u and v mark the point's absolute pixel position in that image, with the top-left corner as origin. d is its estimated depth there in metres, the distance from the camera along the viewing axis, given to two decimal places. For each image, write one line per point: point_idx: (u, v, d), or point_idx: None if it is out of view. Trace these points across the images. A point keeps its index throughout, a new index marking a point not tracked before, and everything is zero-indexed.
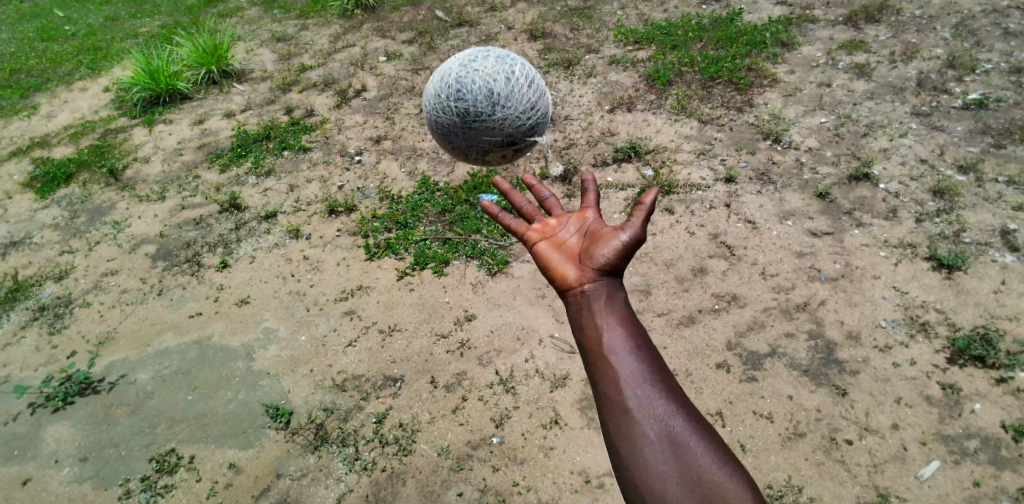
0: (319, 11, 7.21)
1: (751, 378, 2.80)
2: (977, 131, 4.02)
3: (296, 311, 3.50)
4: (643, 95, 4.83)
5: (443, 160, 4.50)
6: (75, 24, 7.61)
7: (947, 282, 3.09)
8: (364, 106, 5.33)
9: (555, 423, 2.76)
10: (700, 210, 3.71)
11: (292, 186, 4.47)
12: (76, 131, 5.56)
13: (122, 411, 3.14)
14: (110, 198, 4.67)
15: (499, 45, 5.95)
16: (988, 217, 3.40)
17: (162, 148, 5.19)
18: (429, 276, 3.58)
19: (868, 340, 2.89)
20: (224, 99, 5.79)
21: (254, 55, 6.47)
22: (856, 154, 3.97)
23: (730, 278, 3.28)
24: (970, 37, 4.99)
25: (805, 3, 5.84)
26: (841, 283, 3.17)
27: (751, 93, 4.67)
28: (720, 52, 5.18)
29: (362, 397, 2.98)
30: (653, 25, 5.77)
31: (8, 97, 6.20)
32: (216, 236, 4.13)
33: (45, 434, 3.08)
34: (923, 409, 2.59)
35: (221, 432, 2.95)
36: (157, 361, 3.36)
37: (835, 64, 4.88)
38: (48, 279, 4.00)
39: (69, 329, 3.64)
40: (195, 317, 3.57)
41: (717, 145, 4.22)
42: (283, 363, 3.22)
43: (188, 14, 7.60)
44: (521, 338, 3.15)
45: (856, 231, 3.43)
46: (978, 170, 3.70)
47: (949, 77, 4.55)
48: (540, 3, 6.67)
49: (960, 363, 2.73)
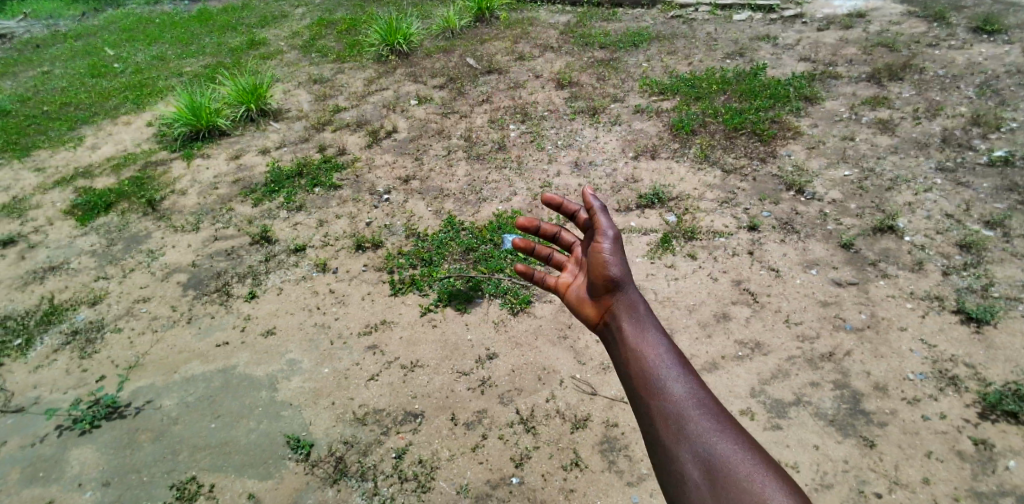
0: (355, 57, 7.54)
1: (776, 427, 2.77)
2: (1004, 188, 4.03)
3: (320, 343, 3.56)
4: (667, 144, 4.93)
5: (469, 201, 4.61)
6: (123, 63, 8.04)
7: (976, 336, 3.05)
8: (394, 147, 5.51)
9: (576, 465, 2.73)
10: (723, 257, 3.74)
11: (321, 221, 4.60)
12: (118, 163, 5.81)
13: (146, 436, 3.18)
14: (146, 227, 4.85)
15: (527, 93, 6.15)
16: (1017, 272, 3.38)
17: (198, 181, 5.39)
18: (452, 313, 3.63)
19: (896, 391, 2.85)
20: (260, 137, 6.03)
21: (290, 96, 6.75)
22: (880, 206, 3.98)
23: (753, 325, 3.27)
24: (994, 96, 5.04)
25: (827, 60, 5.97)
26: (867, 334, 3.14)
27: (774, 144, 4.74)
28: (743, 104, 5.30)
29: (382, 431, 3.00)
30: (677, 78, 5.93)
31: (56, 129, 6.53)
32: (246, 267, 4.25)
33: (70, 456, 3.13)
34: (955, 465, 2.53)
35: (242, 462, 2.97)
36: (183, 388, 3.42)
37: (858, 118, 4.96)
38: (82, 303, 4.13)
39: (100, 353, 3.73)
40: (222, 345, 3.64)
41: (740, 194, 4.27)
42: (306, 394, 3.26)
43: (230, 56, 7.99)
44: (542, 378, 3.16)
45: (881, 282, 3.42)
46: (1005, 226, 3.69)
47: (973, 134, 4.59)
48: (567, 53, 6.91)
49: (991, 418, 2.68)
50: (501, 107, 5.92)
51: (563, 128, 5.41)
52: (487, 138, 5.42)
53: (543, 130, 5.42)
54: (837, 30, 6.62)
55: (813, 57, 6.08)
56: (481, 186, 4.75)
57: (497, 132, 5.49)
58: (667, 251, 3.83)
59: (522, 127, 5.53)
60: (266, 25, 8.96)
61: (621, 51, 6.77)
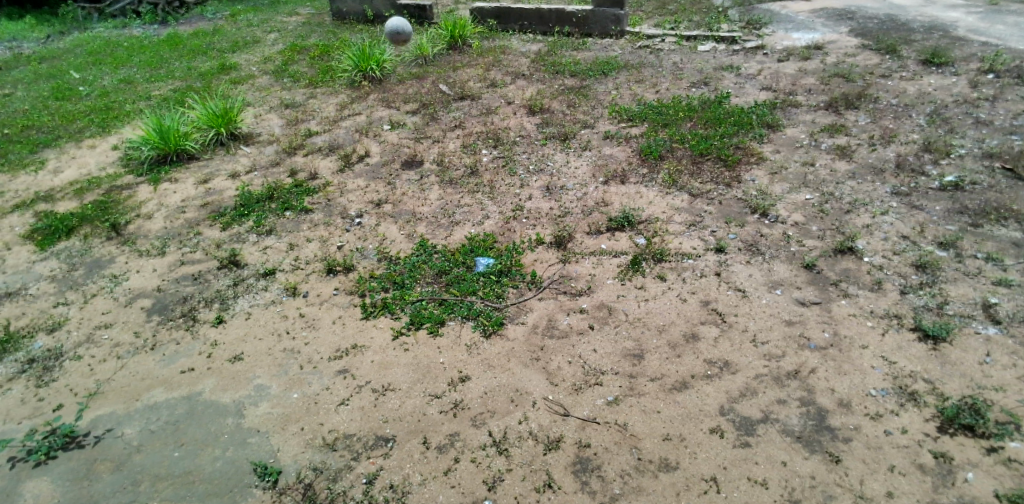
0: (327, 82, 7.56)
1: (745, 444, 2.82)
2: (955, 211, 4.22)
3: (289, 368, 3.49)
4: (636, 168, 5.05)
5: (442, 224, 4.62)
6: (89, 86, 7.91)
7: (933, 352, 3.16)
8: (366, 171, 5.51)
9: (549, 486, 2.72)
10: (691, 278, 3.82)
11: (292, 245, 4.55)
12: (82, 187, 5.67)
13: (106, 467, 3.06)
14: (109, 251, 4.73)
15: (499, 118, 6.24)
16: (969, 291, 3.53)
17: (165, 204, 5.29)
18: (424, 336, 3.61)
19: (859, 407, 2.92)
20: (230, 160, 5.97)
21: (262, 121, 6.72)
22: (840, 228, 4.13)
23: (721, 344, 3.34)
24: (943, 124, 5.31)
25: (787, 90, 6.22)
26: (830, 352, 3.22)
27: (738, 169, 4.90)
28: (709, 131, 5.47)
29: (352, 457, 2.94)
30: (645, 105, 6.10)
31: (17, 152, 6.36)
32: (213, 291, 4.16)
33: (23, 490, 2.99)
34: (916, 477, 2.60)
35: (206, 491, 2.87)
36: (145, 416, 3.31)
37: (818, 145, 5.16)
38: (39, 331, 3.99)
39: (57, 382, 3.59)
40: (187, 372, 3.55)
41: (708, 217, 4.38)
42: (274, 420, 3.18)
43: (200, 80, 7.93)
44: (515, 400, 3.15)
45: (843, 301, 3.53)
46: (957, 247, 3.86)
47: (925, 160, 4.81)
48: (539, 81, 7.06)
49: (950, 432, 2.76)
50: (474, 132, 5.99)
51: (535, 153, 5.50)
52: (459, 162, 5.46)
53: (515, 154, 5.50)
54: (796, 61, 6.91)
55: (774, 86, 6.33)
56: (454, 210, 4.78)
57: (470, 156, 5.55)
58: (637, 273, 3.90)
59: (495, 151, 5.60)
60: (238, 50, 8.93)
61: (591, 79, 6.95)
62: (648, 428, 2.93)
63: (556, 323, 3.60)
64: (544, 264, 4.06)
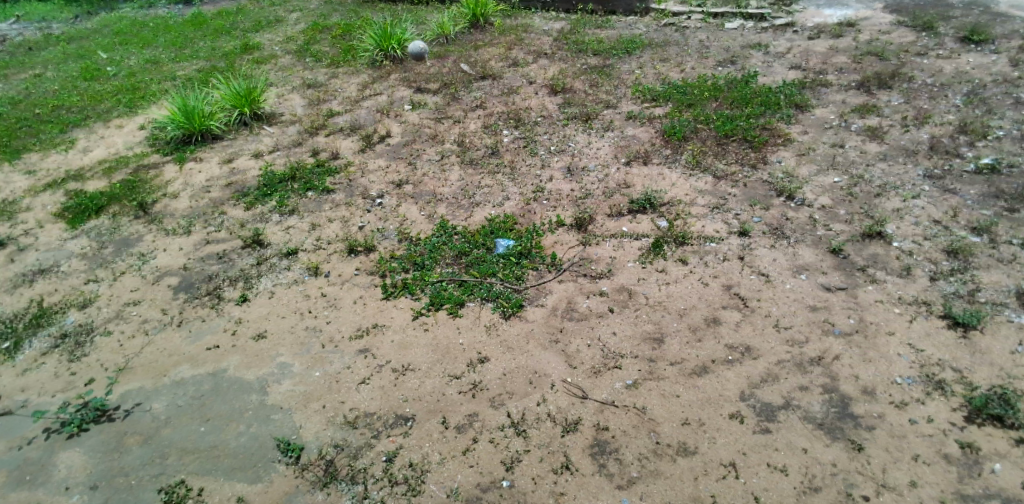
0: (349, 62, 7.54)
1: (765, 430, 2.79)
2: (990, 195, 4.08)
3: (311, 347, 3.55)
4: (659, 150, 4.97)
5: (462, 205, 4.61)
6: (116, 67, 8.02)
7: (963, 340, 3.08)
8: (387, 151, 5.51)
9: (566, 468, 2.73)
10: (714, 262, 3.77)
11: (314, 225, 4.59)
12: (110, 166, 5.78)
13: (136, 440, 3.16)
14: (137, 230, 4.82)
15: (520, 99, 6.17)
16: (1002, 278, 3.42)
17: (190, 184, 5.37)
18: (444, 317, 3.63)
19: (884, 395, 2.87)
20: (253, 140, 6.01)
21: (284, 100, 6.74)
22: (869, 212, 4.02)
23: (743, 329, 3.30)
24: (981, 105, 5.11)
25: (817, 69, 6.03)
26: (855, 338, 3.17)
27: (765, 150, 4.79)
28: (735, 111, 5.34)
29: (372, 435, 2.99)
30: (669, 85, 5.98)
31: (48, 132, 6.49)
32: (238, 270, 4.23)
33: (57, 460, 3.10)
34: (941, 467, 2.56)
35: (231, 465, 2.95)
36: (173, 391, 3.40)
37: (848, 126, 5.01)
38: (72, 307, 4.10)
39: (89, 356, 3.70)
40: (212, 349, 3.63)
41: (732, 200, 4.30)
42: (296, 398, 3.24)
43: (223, 60, 7.98)
44: (533, 382, 3.16)
45: (870, 287, 3.45)
46: (992, 232, 3.74)
47: (960, 142, 4.65)
48: (561, 60, 6.95)
49: (978, 422, 2.70)
50: (495, 112, 5.95)
51: (556, 133, 5.44)
52: (480, 143, 5.43)
53: (536, 135, 5.45)
54: (827, 39, 6.69)
55: (803, 65, 6.14)
56: (474, 191, 4.77)
57: (490, 137, 5.51)
58: (658, 256, 3.86)
59: (516, 132, 5.55)
60: (261, 30, 8.95)
61: (614, 58, 6.83)
62: (667, 412, 2.93)
63: (575, 306, 3.59)
64: (564, 247, 4.04)
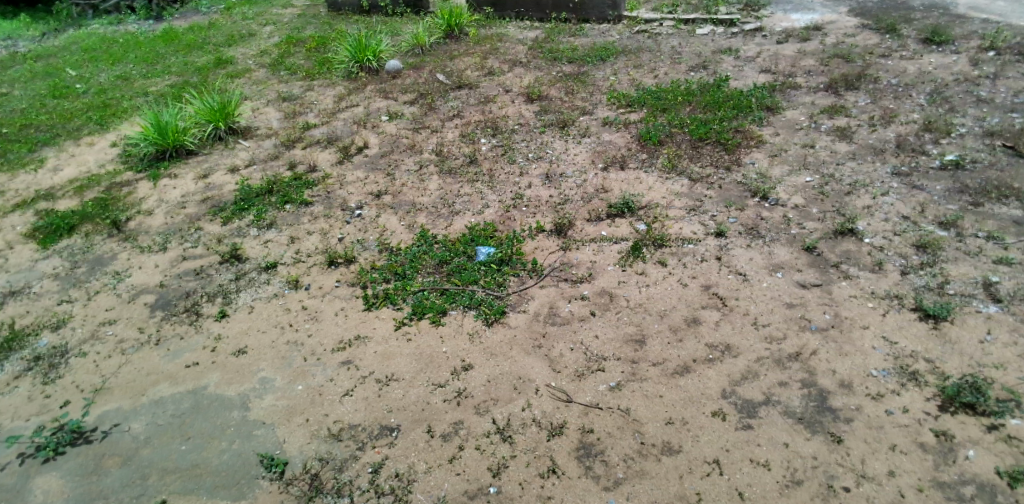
0: (324, 74, 7.52)
1: (747, 427, 2.84)
2: (955, 190, 4.21)
3: (293, 360, 3.51)
4: (635, 154, 5.03)
5: (442, 214, 4.62)
6: (86, 84, 7.89)
7: (934, 332, 3.16)
8: (365, 163, 5.50)
9: (553, 472, 2.74)
10: (692, 263, 3.82)
11: (293, 238, 4.55)
12: (81, 185, 5.67)
13: (114, 461, 3.09)
14: (112, 248, 4.74)
15: (497, 107, 6.21)
16: (970, 270, 3.52)
17: (165, 200, 5.29)
18: (426, 325, 3.62)
19: (861, 388, 2.94)
20: (229, 155, 5.95)
21: (260, 114, 6.69)
22: (841, 210, 4.12)
23: (723, 328, 3.35)
24: (944, 103, 5.27)
25: (786, 72, 6.17)
26: (832, 333, 3.23)
27: (738, 152, 4.88)
28: (708, 115, 5.44)
29: (358, 447, 2.97)
30: (644, 90, 6.07)
31: (16, 151, 6.36)
32: (216, 286, 4.18)
33: (33, 485, 3.03)
34: (918, 456, 2.62)
35: (214, 483, 2.91)
36: (151, 410, 3.34)
37: (818, 126, 5.13)
38: (45, 328, 4.01)
39: (63, 378, 3.62)
40: (191, 366, 3.57)
41: (707, 202, 4.37)
42: (279, 412, 3.21)
43: (196, 75, 7.90)
44: (517, 387, 3.17)
45: (844, 283, 3.53)
46: (958, 226, 3.86)
47: (925, 139, 4.80)
48: (536, 68, 7.01)
49: (951, 410, 2.78)
50: (472, 121, 5.97)
51: (533, 140, 5.49)
52: (458, 152, 5.45)
53: (513, 143, 5.49)
54: (795, 43, 6.85)
55: (773, 68, 6.28)
56: (454, 200, 4.77)
57: (468, 146, 5.53)
58: (638, 259, 3.90)
59: (493, 140, 5.58)
60: (234, 44, 8.88)
61: (588, 65, 6.91)
62: (650, 412, 2.95)
63: (557, 311, 3.61)
64: (545, 253, 4.06)
